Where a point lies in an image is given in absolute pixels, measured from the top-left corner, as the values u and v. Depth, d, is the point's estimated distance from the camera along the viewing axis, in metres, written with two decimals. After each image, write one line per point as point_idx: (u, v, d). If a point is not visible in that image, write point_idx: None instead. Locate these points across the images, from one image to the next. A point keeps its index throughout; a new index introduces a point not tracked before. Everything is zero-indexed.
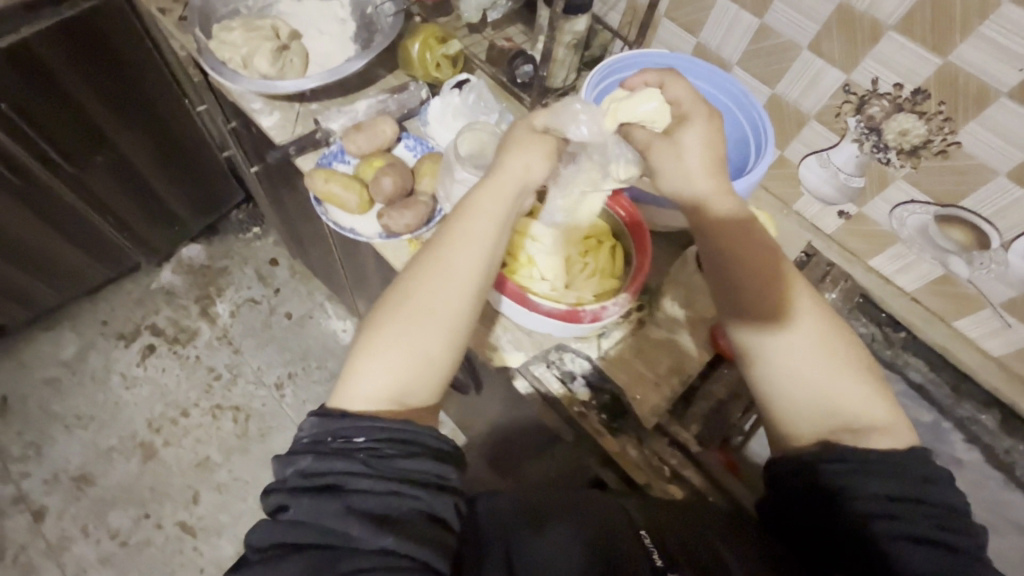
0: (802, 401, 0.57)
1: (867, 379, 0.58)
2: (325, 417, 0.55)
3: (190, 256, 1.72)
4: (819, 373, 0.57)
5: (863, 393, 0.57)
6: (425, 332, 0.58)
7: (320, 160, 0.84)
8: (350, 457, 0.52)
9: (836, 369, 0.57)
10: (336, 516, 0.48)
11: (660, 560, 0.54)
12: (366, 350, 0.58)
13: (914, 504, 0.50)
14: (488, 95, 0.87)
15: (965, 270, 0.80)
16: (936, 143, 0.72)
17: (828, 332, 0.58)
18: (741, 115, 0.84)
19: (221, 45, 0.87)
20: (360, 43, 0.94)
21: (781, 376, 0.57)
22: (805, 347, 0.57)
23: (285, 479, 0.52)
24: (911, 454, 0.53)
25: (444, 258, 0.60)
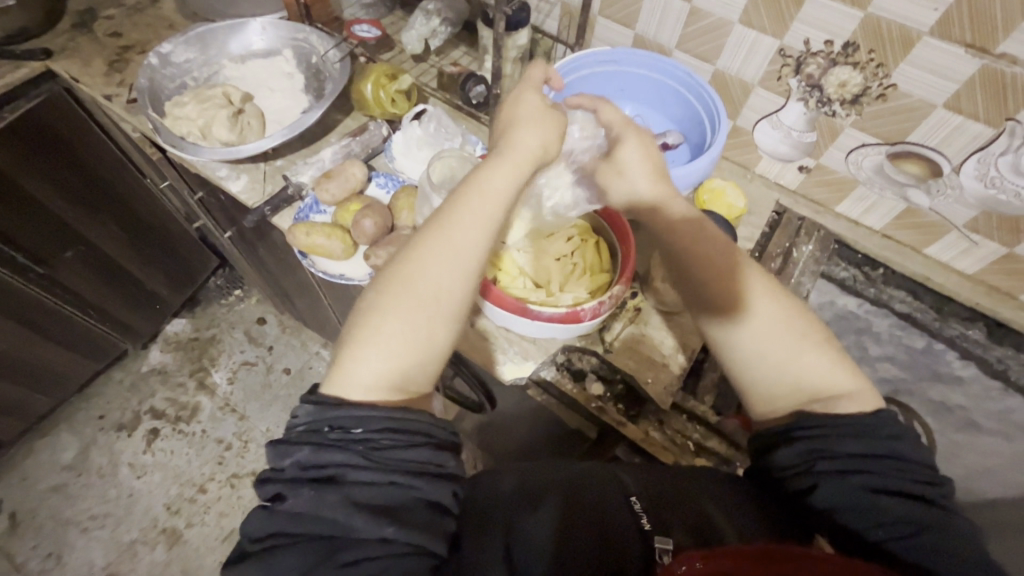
0: (773, 367, 0.59)
1: (830, 354, 0.59)
2: (320, 405, 0.56)
3: (176, 332, 1.71)
4: (778, 346, 0.59)
5: (826, 365, 0.58)
6: (426, 317, 0.59)
7: (296, 215, 0.84)
8: (348, 447, 0.53)
9: (796, 342, 0.59)
10: (337, 507, 0.50)
11: (647, 520, 0.56)
12: (363, 338, 0.58)
13: (881, 460, 0.52)
14: (446, 120, 0.90)
15: (926, 199, 0.84)
16: (874, 88, 0.77)
17: (785, 308, 0.61)
18: (692, 96, 0.89)
19: (176, 121, 0.88)
20: (312, 93, 0.96)
21: (751, 345, 0.60)
22: (776, 314, 0.60)
23: (281, 467, 0.53)
24: (875, 418, 0.54)
25: (450, 242, 0.61)
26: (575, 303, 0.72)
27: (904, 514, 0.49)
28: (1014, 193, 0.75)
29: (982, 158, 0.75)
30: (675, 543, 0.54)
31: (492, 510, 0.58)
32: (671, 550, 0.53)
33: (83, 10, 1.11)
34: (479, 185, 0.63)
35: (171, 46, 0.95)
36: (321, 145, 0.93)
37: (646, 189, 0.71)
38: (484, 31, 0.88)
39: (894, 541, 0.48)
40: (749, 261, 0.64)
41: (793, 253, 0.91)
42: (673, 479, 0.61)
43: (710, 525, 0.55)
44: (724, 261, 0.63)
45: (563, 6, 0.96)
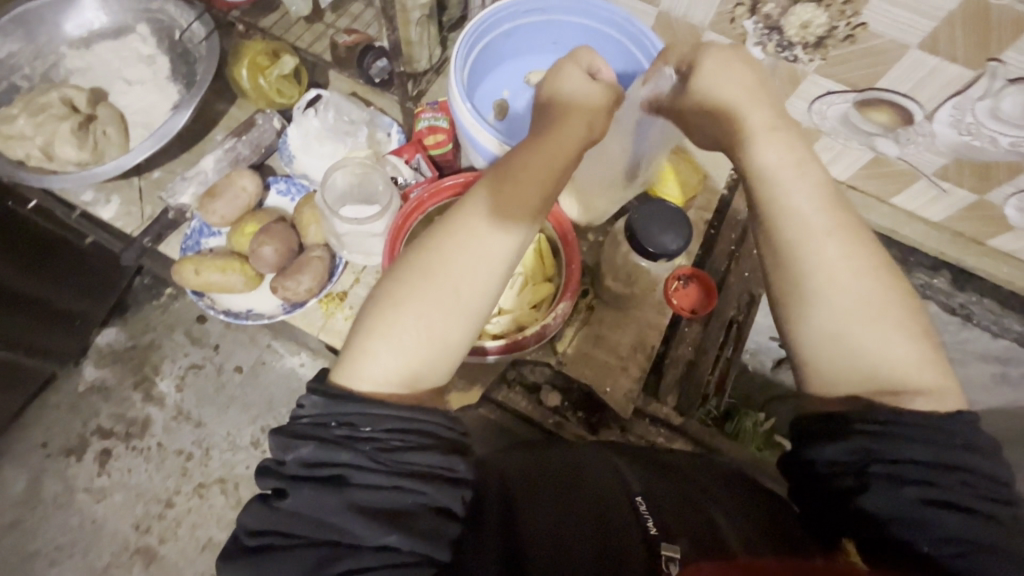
0: (843, 346, 0.50)
1: (921, 346, 0.49)
2: (328, 396, 0.48)
3: (108, 343, 1.56)
4: (861, 325, 0.49)
5: (912, 355, 0.49)
6: (445, 311, 0.50)
7: (183, 244, 0.71)
8: (357, 448, 0.45)
9: (885, 324, 0.49)
10: (336, 511, 0.43)
11: (650, 523, 0.50)
12: (380, 327, 0.50)
13: (936, 471, 0.44)
14: (347, 104, 0.76)
15: (894, 148, 0.76)
16: (840, 28, 0.65)
17: (881, 285, 0.50)
18: (630, 42, 0.76)
19: (6, 142, 0.70)
20: (182, 80, 0.79)
21: (824, 321, 0.50)
22: (861, 286, 0.50)
23: (281, 461, 0.46)
24: (959, 419, 0.46)
25: (476, 231, 0.51)
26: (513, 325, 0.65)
27: (949, 534, 0.42)
28: (991, 140, 0.67)
29: (958, 104, 0.66)
30: (680, 550, 0.48)
31: (482, 513, 0.51)
32: (678, 559, 0.47)
33: None
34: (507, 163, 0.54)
35: None
36: (205, 149, 0.78)
37: (753, 121, 0.55)
38: None
39: (937, 557, 0.42)
40: (852, 227, 0.52)
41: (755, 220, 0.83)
42: (677, 482, 0.57)
43: (711, 529, 0.51)
44: (812, 227, 0.51)
45: None
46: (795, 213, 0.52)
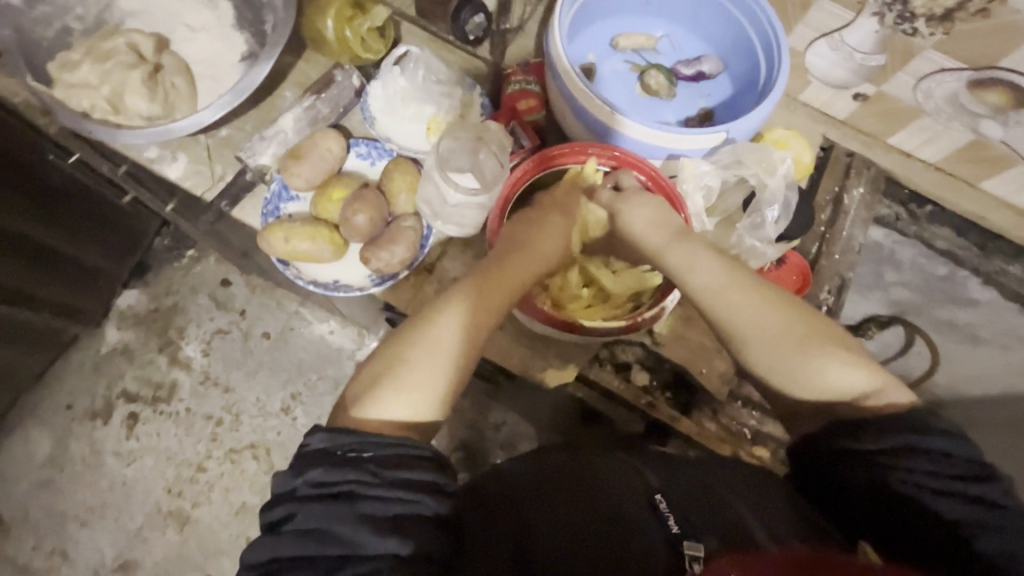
0: (788, 377, 0.54)
1: (856, 359, 0.54)
2: (336, 432, 0.48)
3: (130, 304, 1.41)
4: (791, 356, 0.54)
5: (851, 369, 0.53)
6: (445, 346, 0.54)
7: (263, 209, 0.67)
8: (361, 466, 0.46)
9: (816, 352, 0.54)
10: (346, 523, 0.44)
11: (673, 520, 0.49)
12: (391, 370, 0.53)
13: (916, 456, 0.47)
14: (435, 63, 0.71)
15: (999, 130, 0.73)
16: (975, 2, 0.61)
17: (797, 316, 0.56)
18: (736, 9, 0.73)
19: (71, 91, 0.65)
20: (249, 28, 0.72)
21: (766, 358, 0.55)
22: (777, 325, 0.55)
23: (292, 487, 0.46)
24: (917, 413, 0.49)
25: (470, 306, 0.55)
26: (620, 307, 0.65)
27: (950, 514, 0.45)
28: None
29: None
30: (705, 548, 0.46)
31: (490, 515, 0.52)
32: (702, 557, 0.46)
33: None
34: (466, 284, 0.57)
35: None
36: (275, 105, 0.73)
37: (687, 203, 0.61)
38: None
39: (955, 531, 0.44)
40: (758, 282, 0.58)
41: (843, 200, 0.83)
42: (709, 469, 0.56)
43: (741, 525, 0.49)
44: (725, 283, 0.58)
45: None
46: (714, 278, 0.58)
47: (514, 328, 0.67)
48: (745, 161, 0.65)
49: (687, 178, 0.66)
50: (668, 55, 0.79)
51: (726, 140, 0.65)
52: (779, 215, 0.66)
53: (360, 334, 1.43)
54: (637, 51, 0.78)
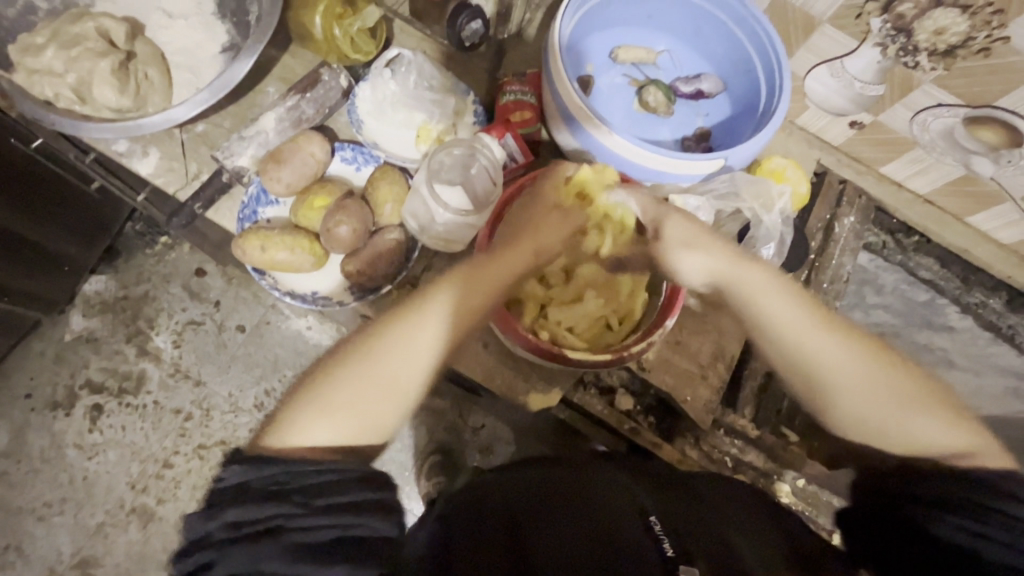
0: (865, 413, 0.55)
1: (944, 413, 0.53)
2: (251, 464, 0.45)
3: (98, 291, 1.35)
4: (882, 411, 0.54)
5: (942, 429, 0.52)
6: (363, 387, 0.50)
7: (239, 213, 0.64)
8: (286, 497, 0.43)
9: (910, 412, 0.54)
10: (274, 559, 0.41)
11: (666, 543, 0.45)
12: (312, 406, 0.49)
13: (947, 514, 0.46)
14: (429, 68, 0.68)
15: (990, 169, 0.73)
16: (978, 40, 0.61)
17: (908, 376, 0.55)
18: (739, 29, 0.71)
19: (33, 77, 0.60)
20: (231, 19, 0.68)
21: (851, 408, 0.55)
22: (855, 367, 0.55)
23: (207, 532, 0.42)
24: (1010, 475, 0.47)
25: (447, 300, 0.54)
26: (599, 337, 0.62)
27: (955, 539, 0.45)
28: None
29: None
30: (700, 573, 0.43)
31: (484, 519, 0.48)
32: None
33: None
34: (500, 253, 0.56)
35: None
36: (257, 101, 0.69)
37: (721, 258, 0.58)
38: None
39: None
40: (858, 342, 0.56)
41: (833, 228, 0.84)
42: (691, 501, 0.52)
43: (732, 551, 0.46)
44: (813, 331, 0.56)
45: None
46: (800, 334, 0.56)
47: (499, 348, 0.65)
48: (742, 192, 0.64)
49: (679, 214, 0.66)
50: (667, 71, 0.77)
51: (724, 168, 0.63)
52: (774, 252, 0.67)
53: (338, 331, 1.39)
54: (636, 65, 0.76)
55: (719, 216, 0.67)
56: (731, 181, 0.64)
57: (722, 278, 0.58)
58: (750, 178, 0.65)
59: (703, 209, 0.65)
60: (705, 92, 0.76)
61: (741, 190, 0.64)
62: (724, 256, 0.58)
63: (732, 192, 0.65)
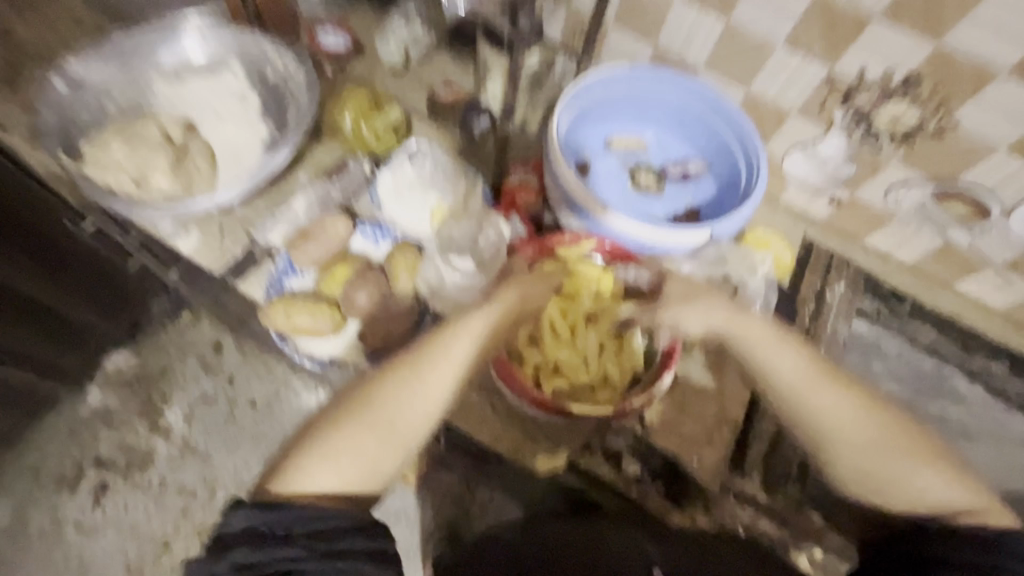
0: (872, 472, 0.55)
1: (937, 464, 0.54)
2: (258, 508, 0.47)
3: (117, 366, 1.37)
4: (887, 467, 0.55)
5: (942, 484, 0.53)
6: (364, 432, 0.52)
7: (268, 285, 0.70)
8: (289, 538, 0.45)
9: (916, 466, 0.54)
10: None
11: None
12: (317, 454, 0.51)
13: None
14: (443, 157, 0.77)
15: (967, 238, 0.79)
16: (931, 125, 0.69)
17: (889, 427, 0.56)
18: (718, 120, 0.80)
19: (101, 168, 0.70)
20: (272, 118, 0.79)
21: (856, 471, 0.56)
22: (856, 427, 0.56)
23: (266, 536, 0.45)
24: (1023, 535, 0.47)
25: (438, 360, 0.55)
26: (602, 392, 0.66)
27: None
28: None
29: None
30: None
31: None
32: None
33: None
34: (503, 300, 0.59)
35: (83, 66, 0.76)
36: (289, 185, 0.77)
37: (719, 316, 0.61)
38: None
39: None
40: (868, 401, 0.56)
41: (826, 294, 0.86)
42: None
43: None
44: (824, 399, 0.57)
45: (570, 11, 0.81)
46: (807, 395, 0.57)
47: (507, 410, 0.68)
48: (728, 260, 0.70)
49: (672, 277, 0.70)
50: (657, 156, 0.85)
51: (710, 240, 0.69)
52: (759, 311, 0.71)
53: None
54: (628, 152, 0.85)
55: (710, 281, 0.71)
56: (716, 249, 0.70)
57: (734, 341, 0.61)
58: (734, 247, 0.71)
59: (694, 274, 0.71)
60: (693, 173, 0.84)
61: (726, 258, 0.70)
62: (722, 312, 0.61)
63: (718, 259, 0.70)
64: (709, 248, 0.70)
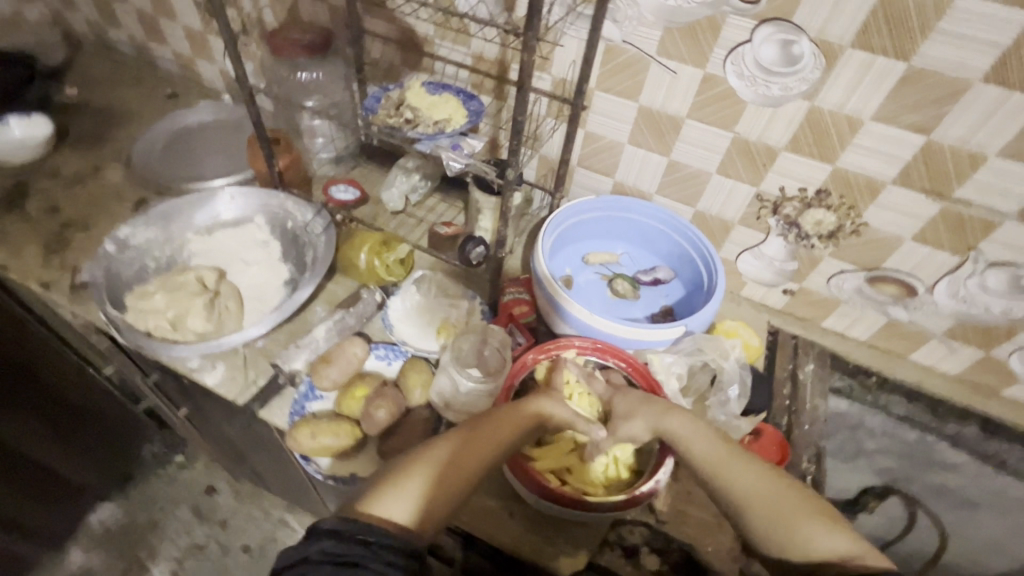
0: (765, 525, 0.55)
1: (826, 518, 0.54)
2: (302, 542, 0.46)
3: (102, 521, 1.31)
4: (777, 515, 0.55)
5: (829, 534, 0.53)
6: (419, 469, 0.54)
7: (291, 408, 0.76)
8: (368, 546, 0.46)
9: (800, 518, 0.54)
10: None
11: None
12: (374, 485, 0.52)
13: None
14: (447, 283, 0.88)
15: (905, 314, 0.90)
16: (848, 226, 0.84)
17: (778, 482, 0.58)
18: (676, 234, 0.94)
19: (141, 315, 0.78)
20: (293, 261, 0.90)
21: (759, 524, 0.56)
22: (751, 477, 0.58)
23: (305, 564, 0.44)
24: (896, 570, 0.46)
25: (479, 438, 0.58)
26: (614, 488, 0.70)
27: None
28: (985, 307, 0.83)
29: (952, 280, 0.83)
30: None
31: None
32: None
33: (12, 187, 1.03)
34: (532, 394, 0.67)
35: (128, 229, 0.88)
36: (308, 318, 0.86)
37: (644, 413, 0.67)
38: (478, 195, 0.89)
39: None
40: (751, 458, 0.60)
41: (798, 375, 0.95)
42: None
43: None
44: (721, 458, 0.61)
45: (541, 158, 0.99)
46: (706, 458, 0.61)
47: (524, 513, 0.71)
48: (704, 347, 0.78)
49: (658, 370, 0.78)
50: (629, 267, 0.98)
51: (685, 333, 0.79)
52: (739, 393, 0.78)
53: None
54: (605, 265, 0.97)
55: (692, 369, 0.79)
56: (691, 343, 0.79)
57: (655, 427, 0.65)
58: (707, 337, 0.80)
59: (677, 365, 0.78)
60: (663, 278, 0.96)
61: (702, 349, 0.78)
62: (653, 410, 0.66)
63: (695, 351, 0.78)
64: (688, 341, 0.79)
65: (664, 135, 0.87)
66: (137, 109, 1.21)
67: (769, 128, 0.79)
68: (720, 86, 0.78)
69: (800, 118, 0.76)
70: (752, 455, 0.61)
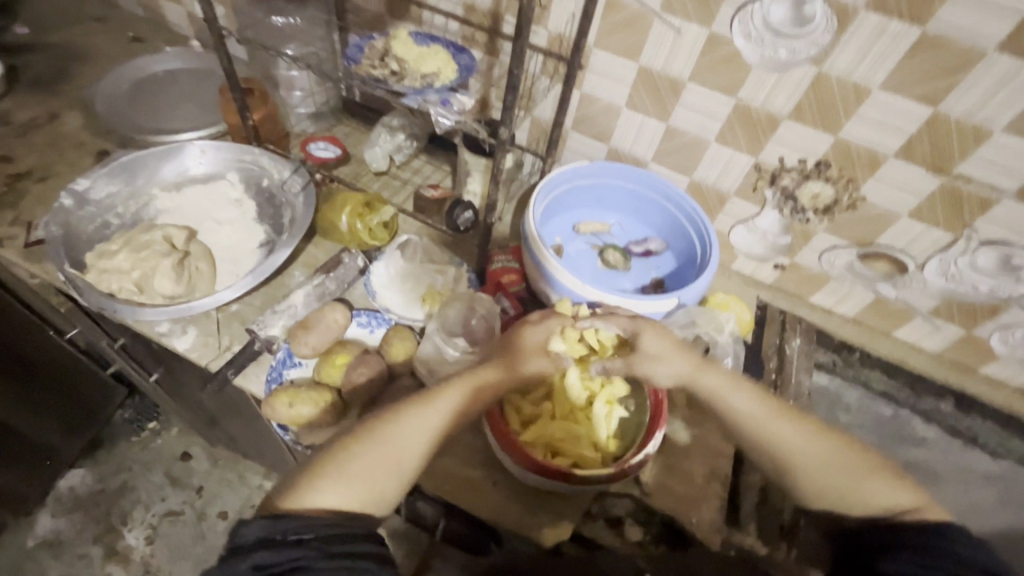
0: (817, 482, 0.61)
1: (882, 472, 0.60)
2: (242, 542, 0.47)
3: (72, 486, 1.28)
4: (831, 474, 0.61)
5: (885, 487, 0.59)
6: (373, 455, 0.55)
7: (268, 376, 0.72)
8: (304, 545, 0.47)
9: (856, 474, 0.60)
10: None
11: None
12: (326, 471, 0.54)
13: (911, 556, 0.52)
14: (433, 248, 0.84)
15: (893, 291, 0.90)
16: (844, 200, 0.82)
17: (827, 441, 0.62)
18: (670, 205, 0.91)
19: (103, 275, 0.73)
20: (268, 221, 0.85)
21: (812, 482, 0.61)
22: (802, 440, 0.62)
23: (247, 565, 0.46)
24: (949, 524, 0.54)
25: (445, 417, 0.60)
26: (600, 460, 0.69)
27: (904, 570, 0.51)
28: (972, 287, 0.83)
29: (943, 259, 0.82)
30: None
31: None
32: None
33: None
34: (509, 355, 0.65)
35: (87, 182, 0.82)
36: (285, 282, 0.82)
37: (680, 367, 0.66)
38: (467, 156, 0.85)
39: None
40: (796, 416, 0.64)
41: (785, 350, 0.95)
42: None
43: None
44: (769, 422, 0.63)
45: (533, 120, 0.94)
46: (756, 422, 0.63)
47: (508, 483, 0.70)
48: (697, 320, 0.77)
49: None
50: (620, 237, 0.96)
51: (678, 305, 0.77)
52: (732, 365, 0.78)
53: None
54: (596, 234, 0.95)
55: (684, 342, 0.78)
56: (686, 316, 0.78)
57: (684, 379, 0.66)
58: (702, 310, 0.79)
59: (671, 337, 0.77)
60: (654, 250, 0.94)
61: (698, 322, 0.77)
62: (686, 364, 0.66)
63: (690, 324, 0.77)
64: (682, 313, 0.78)
65: (663, 99, 0.83)
66: (97, 52, 1.12)
67: (774, 94, 0.76)
68: (725, 47, 0.74)
69: (806, 84, 0.73)
70: (800, 412, 0.64)
